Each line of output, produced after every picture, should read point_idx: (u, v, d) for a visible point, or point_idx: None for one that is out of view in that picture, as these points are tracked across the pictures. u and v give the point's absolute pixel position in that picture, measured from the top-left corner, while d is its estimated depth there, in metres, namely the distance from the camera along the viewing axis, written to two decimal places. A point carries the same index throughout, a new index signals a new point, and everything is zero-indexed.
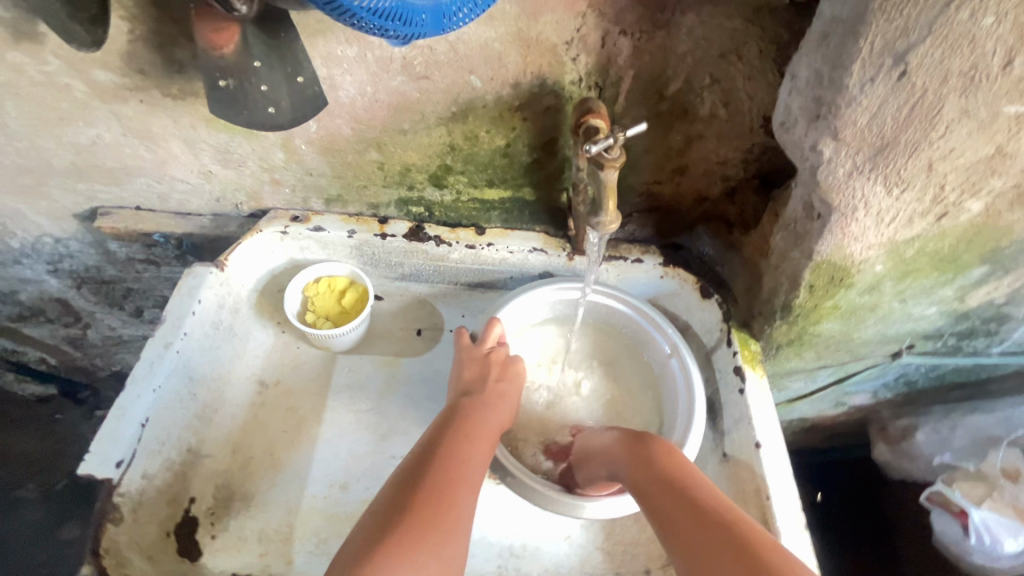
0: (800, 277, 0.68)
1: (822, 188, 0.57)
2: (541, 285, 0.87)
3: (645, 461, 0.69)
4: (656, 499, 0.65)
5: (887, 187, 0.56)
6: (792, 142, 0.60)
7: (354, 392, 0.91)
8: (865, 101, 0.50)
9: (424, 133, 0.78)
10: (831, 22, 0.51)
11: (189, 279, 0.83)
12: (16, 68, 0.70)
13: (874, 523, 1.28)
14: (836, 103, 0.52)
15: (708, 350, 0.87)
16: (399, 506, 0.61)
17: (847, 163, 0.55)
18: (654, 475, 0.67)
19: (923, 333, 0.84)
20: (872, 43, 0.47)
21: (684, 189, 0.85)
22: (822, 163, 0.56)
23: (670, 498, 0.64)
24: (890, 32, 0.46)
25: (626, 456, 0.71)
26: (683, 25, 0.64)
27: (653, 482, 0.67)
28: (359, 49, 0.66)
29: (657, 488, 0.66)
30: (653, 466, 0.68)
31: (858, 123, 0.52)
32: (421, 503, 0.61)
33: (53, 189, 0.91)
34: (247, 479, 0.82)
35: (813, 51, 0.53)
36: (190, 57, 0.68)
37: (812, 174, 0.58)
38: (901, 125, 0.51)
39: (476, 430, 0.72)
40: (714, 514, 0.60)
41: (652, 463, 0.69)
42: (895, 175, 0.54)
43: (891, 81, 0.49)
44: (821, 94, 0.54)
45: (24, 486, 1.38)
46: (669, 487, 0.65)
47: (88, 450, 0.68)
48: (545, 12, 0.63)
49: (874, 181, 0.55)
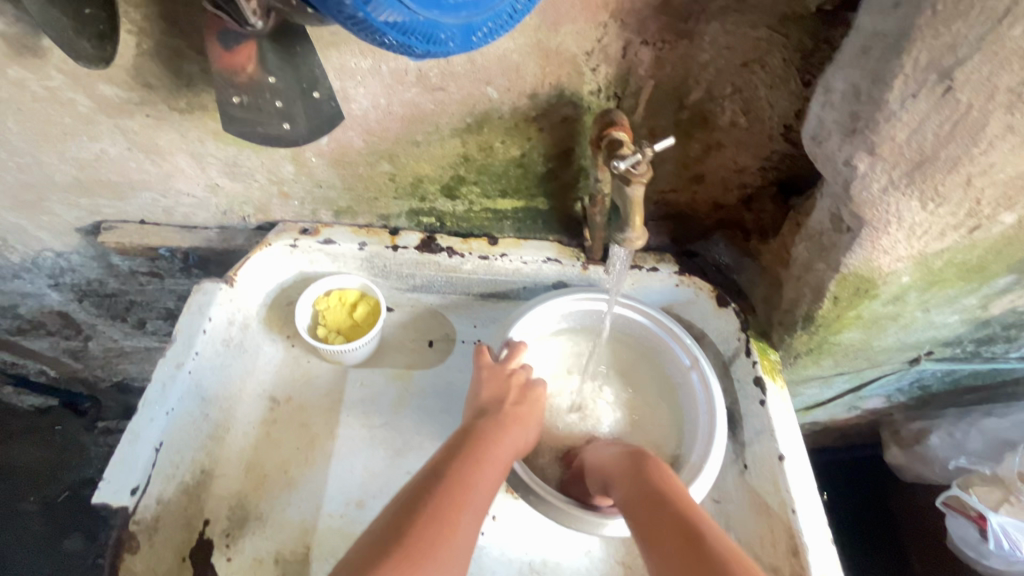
0: (825, 288, 0.67)
1: (855, 203, 0.57)
2: (557, 296, 0.85)
3: (641, 478, 0.69)
4: (644, 518, 0.65)
5: (922, 203, 0.55)
6: (824, 155, 0.59)
7: (366, 406, 0.90)
8: (906, 117, 0.50)
9: (437, 144, 0.77)
10: (872, 35, 0.50)
11: (198, 296, 0.81)
12: (18, 83, 0.68)
13: (882, 522, 1.27)
14: (874, 119, 0.52)
15: (725, 359, 0.86)
16: (399, 529, 0.61)
17: (882, 178, 0.54)
18: (647, 493, 0.67)
19: (943, 340, 0.84)
20: (918, 58, 0.47)
21: (700, 197, 0.84)
22: (856, 177, 0.56)
23: (660, 518, 0.63)
24: (938, 47, 0.46)
25: (623, 475, 0.71)
26: (707, 35, 0.62)
27: (645, 499, 0.66)
28: (373, 61, 0.65)
29: (648, 507, 0.65)
30: (648, 485, 0.68)
31: (897, 138, 0.52)
32: (423, 527, 0.61)
33: (55, 204, 0.89)
34: (261, 499, 0.81)
35: (850, 66, 0.53)
36: (199, 71, 0.66)
37: (845, 188, 0.58)
38: (942, 141, 0.50)
39: (489, 453, 0.71)
40: (703, 541, 0.59)
41: (647, 482, 0.68)
42: (931, 190, 0.54)
43: (935, 97, 0.48)
44: (857, 109, 0.53)
45: (26, 498, 1.35)
46: (662, 507, 0.64)
47: (102, 477, 0.66)
48: (566, 23, 0.62)
49: (910, 196, 0.55)
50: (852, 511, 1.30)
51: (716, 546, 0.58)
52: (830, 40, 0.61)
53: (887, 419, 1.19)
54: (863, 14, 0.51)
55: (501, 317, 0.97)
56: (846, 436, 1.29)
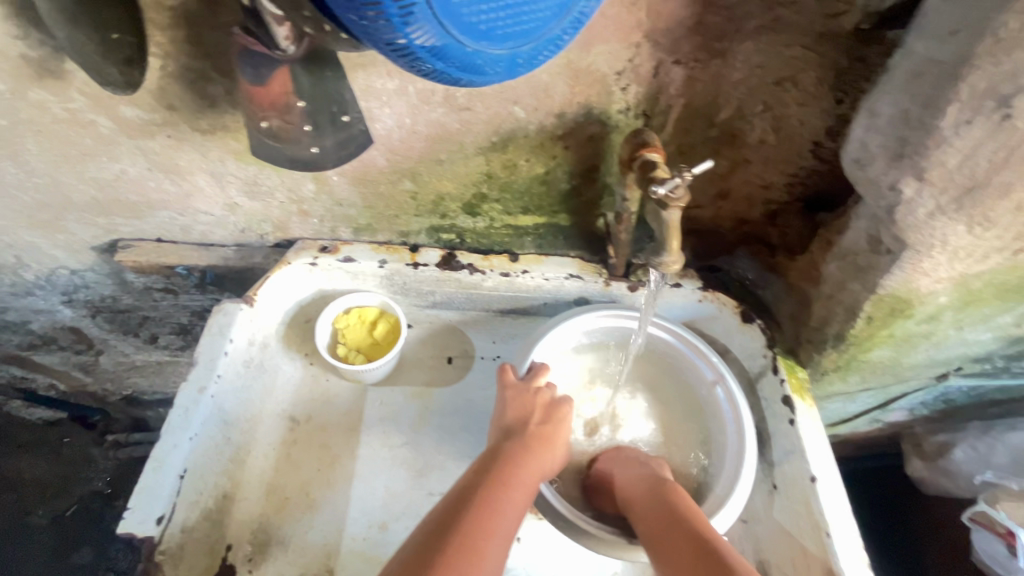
0: (859, 309, 0.68)
1: (900, 227, 0.57)
2: (579, 314, 0.84)
3: (663, 506, 0.69)
4: (667, 548, 0.64)
5: (970, 226, 0.55)
6: (866, 179, 0.60)
7: (387, 425, 0.88)
8: (958, 144, 0.50)
9: (461, 163, 0.76)
10: (929, 60, 0.51)
11: (219, 317, 0.80)
12: (39, 106, 0.67)
13: (900, 531, 1.25)
14: (924, 144, 0.52)
15: (751, 375, 0.84)
16: (428, 558, 0.58)
17: (930, 204, 0.55)
18: (671, 521, 0.67)
19: (974, 357, 0.84)
20: (976, 85, 0.47)
21: (725, 213, 0.82)
22: (902, 203, 0.56)
23: (684, 549, 0.63)
24: (997, 75, 0.46)
25: (645, 503, 0.71)
26: (740, 53, 0.62)
27: (668, 528, 0.66)
28: (400, 82, 0.64)
29: (671, 537, 0.65)
30: (672, 514, 0.67)
31: (948, 164, 0.52)
32: (452, 555, 0.59)
33: (71, 224, 0.87)
34: (283, 523, 0.80)
35: (900, 90, 0.54)
36: (223, 92, 0.65)
37: (889, 213, 0.58)
38: (997, 168, 0.50)
39: (516, 477, 0.69)
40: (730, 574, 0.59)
41: (671, 510, 0.68)
42: (982, 216, 0.54)
43: (992, 124, 0.48)
44: (906, 134, 0.54)
45: (33, 512, 1.34)
46: (686, 537, 0.64)
47: (127, 507, 0.65)
48: (598, 43, 0.61)
49: (959, 222, 0.55)
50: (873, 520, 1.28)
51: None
52: (865, 58, 0.60)
53: (909, 432, 1.18)
54: (918, 39, 0.51)
55: (521, 333, 0.96)
56: (864, 447, 1.27)
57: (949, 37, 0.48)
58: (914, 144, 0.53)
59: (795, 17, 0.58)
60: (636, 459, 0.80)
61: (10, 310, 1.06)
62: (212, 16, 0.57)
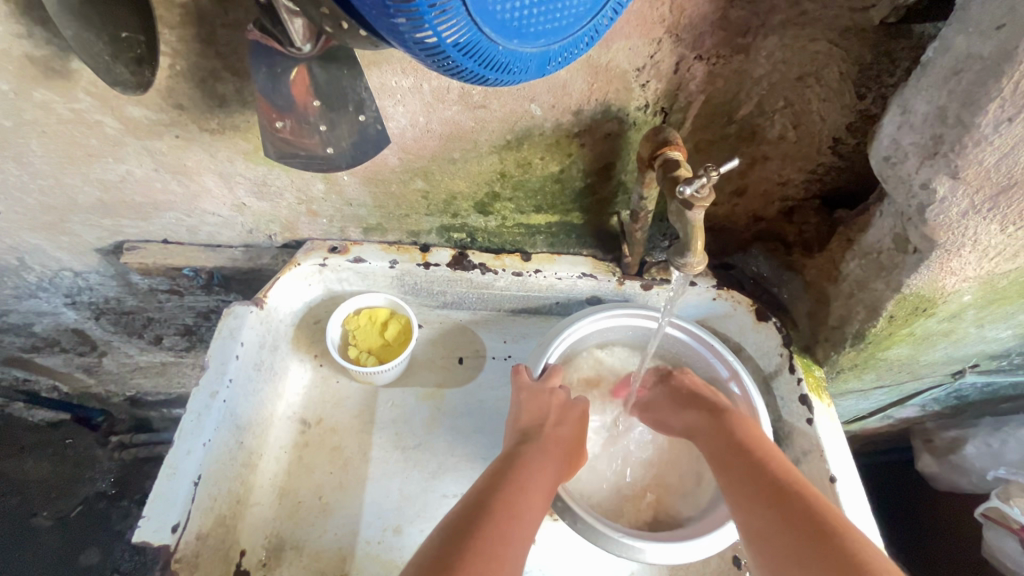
0: (882, 308, 0.67)
1: (931, 226, 0.57)
2: (592, 313, 0.82)
3: (729, 440, 0.69)
4: (736, 479, 0.64)
5: (1003, 225, 0.56)
6: (896, 178, 0.60)
7: (399, 427, 0.87)
8: (998, 141, 0.50)
9: (474, 161, 0.75)
10: (968, 57, 0.50)
11: (229, 320, 0.78)
12: (43, 106, 0.65)
13: (908, 525, 1.26)
14: (961, 142, 0.52)
15: (767, 374, 0.83)
16: (445, 561, 0.56)
17: (964, 202, 0.55)
18: (738, 453, 0.67)
19: (991, 353, 0.84)
20: (1017, 83, 0.46)
21: (740, 210, 0.81)
22: (934, 202, 0.56)
23: (752, 477, 0.63)
24: None
25: (712, 436, 0.71)
26: (764, 49, 0.61)
27: (735, 460, 0.66)
28: (415, 79, 0.63)
29: (738, 467, 0.65)
30: (739, 447, 0.67)
31: (984, 163, 0.52)
32: (471, 558, 0.57)
33: (75, 226, 0.85)
34: (297, 528, 0.79)
35: (937, 88, 0.53)
36: (233, 91, 0.64)
37: (920, 212, 0.58)
38: None
39: (533, 481, 0.67)
40: (798, 504, 0.58)
41: (736, 444, 0.68)
42: (1012, 214, 0.55)
43: None
44: (942, 131, 0.53)
45: (38, 514, 1.32)
46: (752, 469, 0.64)
47: (142, 516, 0.64)
48: (619, 39, 0.60)
49: (991, 220, 0.56)
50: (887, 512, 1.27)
51: (810, 509, 0.57)
52: (890, 52, 0.59)
53: (919, 427, 1.18)
54: (958, 35, 0.50)
55: (533, 332, 0.95)
56: (874, 443, 1.27)
57: (994, 33, 0.47)
58: (950, 142, 0.53)
59: (822, 12, 0.57)
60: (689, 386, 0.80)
61: (12, 313, 1.03)
62: (224, 14, 0.56)
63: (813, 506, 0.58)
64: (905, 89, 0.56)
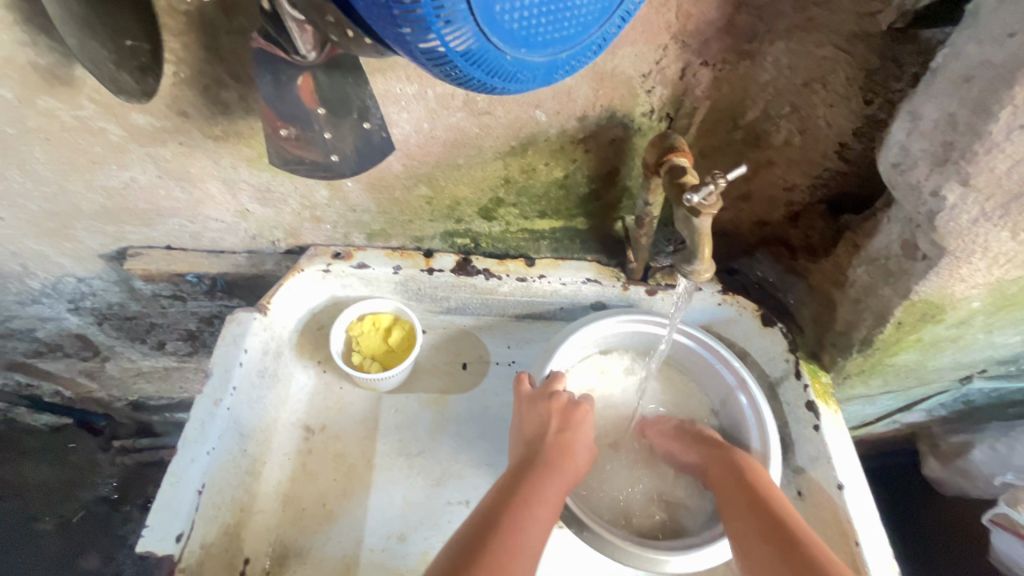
0: (890, 314, 0.67)
1: (941, 233, 0.57)
2: (601, 318, 0.81)
3: (731, 471, 0.70)
4: (738, 512, 0.66)
5: (1014, 233, 0.56)
6: (905, 184, 0.60)
7: (403, 433, 0.87)
8: (1009, 148, 0.50)
9: (479, 167, 0.74)
10: (979, 64, 0.49)
11: (233, 326, 0.78)
12: (48, 113, 0.65)
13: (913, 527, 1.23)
14: (972, 149, 0.51)
15: (772, 380, 0.82)
16: None
17: (974, 209, 0.55)
18: (740, 486, 0.68)
19: (999, 358, 0.84)
20: None
21: (745, 215, 0.81)
22: (944, 209, 0.56)
23: (754, 511, 0.64)
24: None
25: (714, 467, 0.72)
26: (770, 54, 0.61)
27: (737, 492, 0.68)
28: (419, 86, 0.63)
29: (740, 499, 0.67)
30: (740, 479, 0.69)
31: (995, 170, 0.51)
32: None
33: (79, 232, 0.85)
34: (301, 535, 0.79)
35: (947, 95, 0.52)
36: (237, 98, 0.64)
37: (929, 219, 0.58)
38: None
39: (538, 494, 0.67)
40: (796, 544, 0.60)
41: (738, 476, 0.69)
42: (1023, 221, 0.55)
43: None
44: (952, 138, 0.53)
45: (41, 518, 1.32)
46: (754, 502, 0.65)
47: (146, 525, 0.64)
48: (625, 45, 0.60)
49: (1001, 227, 0.55)
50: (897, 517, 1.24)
51: (809, 550, 0.59)
52: (898, 58, 0.58)
53: (926, 432, 1.17)
54: (969, 41, 0.50)
55: (537, 337, 0.95)
56: (880, 447, 1.26)
57: (1006, 39, 0.47)
58: (961, 149, 0.52)
59: (829, 17, 0.57)
60: (691, 426, 0.80)
61: (15, 318, 1.03)
62: (229, 21, 0.56)
63: (811, 546, 0.59)
64: (914, 96, 0.56)
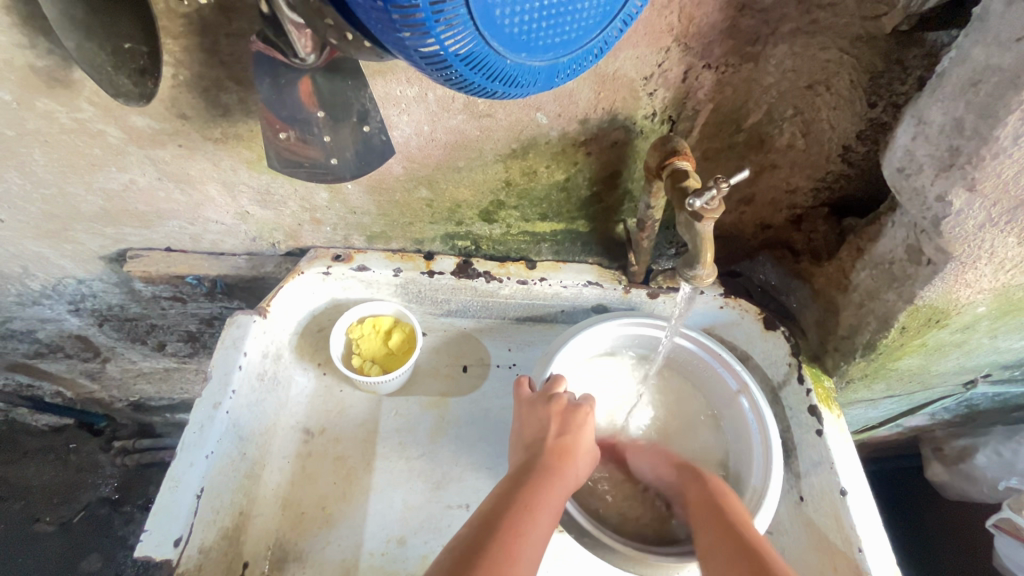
0: (894, 319, 0.66)
1: (947, 238, 0.56)
2: (607, 320, 0.81)
3: (709, 501, 0.68)
4: (711, 542, 0.63)
5: (1019, 238, 0.55)
6: (909, 188, 0.59)
7: (403, 437, 0.86)
8: (1016, 153, 0.49)
9: (479, 170, 0.74)
10: (985, 68, 0.49)
11: (232, 330, 0.77)
12: (46, 116, 0.65)
13: (915, 531, 1.22)
14: (978, 154, 0.51)
15: (774, 384, 0.82)
16: None
17: (979, 214, 0.54)
18: (715, 517, 0.65)
19: (1003, 362, 0.83)
20: None
21: (747, 219, 0.80)
22: (949, 214, 0.55)
23: (728, 542, 0.62)
24: None
25: (692, 496, 0.70)
26: (773, 57, 0.61)
27: (712, 522, 0.65)
28: (420, 89, 0.62)
29: (713, 530, 0.64)
30: (718, 510, 0.66)
31: (1001, 175, 0.51)
32: None
33: (79, 234, 0.85)
34: (300, 539, 0.79)
35: (953, 99, 0.52)
36: (236, 101, 0.63)
37: (934, 224, 0.57)
38: None
39: (538, 498, 0.66)
40: (769, 573, 0.56)
41: (715, 507, 0.66)
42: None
43: None
44: (958, 143, 0.52)
45: (42, 518, 1.32)
46: (729, 534, 0.62)
47: (144, 529, 0.63)
48: (627, 48, 0.59)
49: (1007, 232, 0.55)
50: (901, 520, 1.23)
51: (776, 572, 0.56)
52: (903, 60, 0.58)
53: (929, 436, 1.17)
54: (974, 44, 0.49)
55: (538, 340, 0.94)
56: (883, 450, 1.26)
57: (1014, 44, 0.46)
58: (967, 154, 0.52)
59: (833, 20, 0.56)
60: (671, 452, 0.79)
61: (16, 320, 1.03)
62: (228, 24, 0.55)
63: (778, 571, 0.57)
64: (919, 100, 0.56)
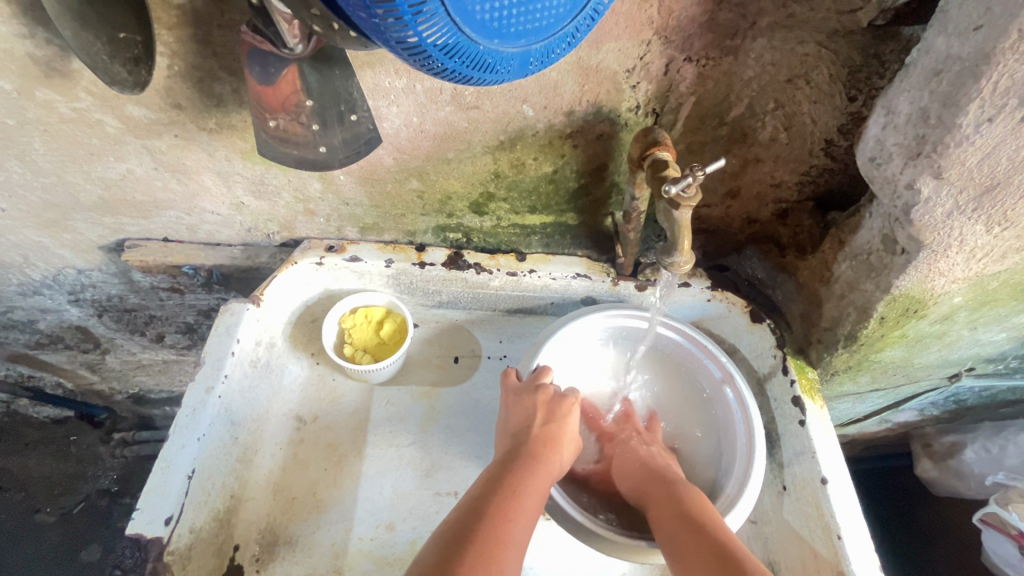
0: (873, 309, 0.67)
1: (917, 227, 0.58)
2: (591, 312, 0.82)
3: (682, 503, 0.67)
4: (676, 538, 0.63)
5: (988, 226, 0.57)
6: (883, 177, 0.61)
7: (394, 425, 0.88)
8: (980, 141, 0.51)
9: (469, 162, 0.75)
10: (948, 58, 0.50)
11: (226, 317, 0.79)
12: (45, 105, 0.66)
13: (906, 527, 1.24)
14: (943, 141, 0.52)
15: (760, 376, 0.83)
16: (445, 567, 0.57)
17: (948, 202, 0.55)
18: (686, 519, 0.64)
19: (985, 355, 0.84)
20: (997, 81, 0.47)
21: (733, 212, 0.81)
22: (919, 202, 0.57)
23: (698, 548, 0.60)
24: (1017, 72, 0.46)
25: (667, 497, 0.69)
26: (753, 51, 0.62)
27: (680, 524, 0.64)
28: (408, 80, 0.64)
29: (678, 527, 0.64)
30: (687, 512, 0.65)
31: (966, 163, 0.52)
32: (471, 564, 0.57)
33: (79, 223, 0.87)
34: (290, 523, 0.80)
35: (920, 88, 0.53)
36: (229, 92, 0.65)
37: (905, 212, 0.59)
38: (1014, 167, 0.51)
39: (525, 485, 0.67)
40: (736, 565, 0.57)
41: (687, 509, 0.66)
42: (999, 215, 0.55)
43: (1012, 122, 0.48)
44: (925, 132, 0.54)
45: (41, 509, 1.34)
46: (701, 537, 0.61)
47: (136, 508, 0.65)
48: (608, 41, 0.61)
49: (976, 221, 0.56)
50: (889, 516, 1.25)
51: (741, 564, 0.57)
52: (880, 54, 0.59)
53: (919, 432, 1.17)
54: (938, 34, 0.51)
55: (528, 332, 0.96)
56: (876, 447, 1.26)
57: (972, 33, 0.48)
58: (934, 142, 0.53)
59: (810, 14, 0.58)
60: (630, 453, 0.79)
61: (17, 309, 1.05)
62: (220, 15, 0.57)
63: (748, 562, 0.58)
64: (888, 90, 0.57)
